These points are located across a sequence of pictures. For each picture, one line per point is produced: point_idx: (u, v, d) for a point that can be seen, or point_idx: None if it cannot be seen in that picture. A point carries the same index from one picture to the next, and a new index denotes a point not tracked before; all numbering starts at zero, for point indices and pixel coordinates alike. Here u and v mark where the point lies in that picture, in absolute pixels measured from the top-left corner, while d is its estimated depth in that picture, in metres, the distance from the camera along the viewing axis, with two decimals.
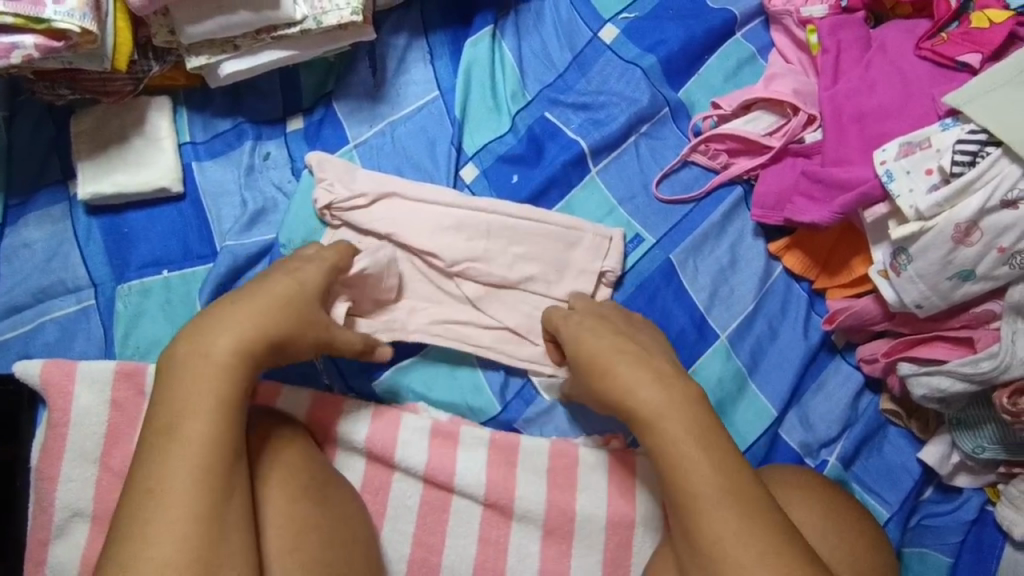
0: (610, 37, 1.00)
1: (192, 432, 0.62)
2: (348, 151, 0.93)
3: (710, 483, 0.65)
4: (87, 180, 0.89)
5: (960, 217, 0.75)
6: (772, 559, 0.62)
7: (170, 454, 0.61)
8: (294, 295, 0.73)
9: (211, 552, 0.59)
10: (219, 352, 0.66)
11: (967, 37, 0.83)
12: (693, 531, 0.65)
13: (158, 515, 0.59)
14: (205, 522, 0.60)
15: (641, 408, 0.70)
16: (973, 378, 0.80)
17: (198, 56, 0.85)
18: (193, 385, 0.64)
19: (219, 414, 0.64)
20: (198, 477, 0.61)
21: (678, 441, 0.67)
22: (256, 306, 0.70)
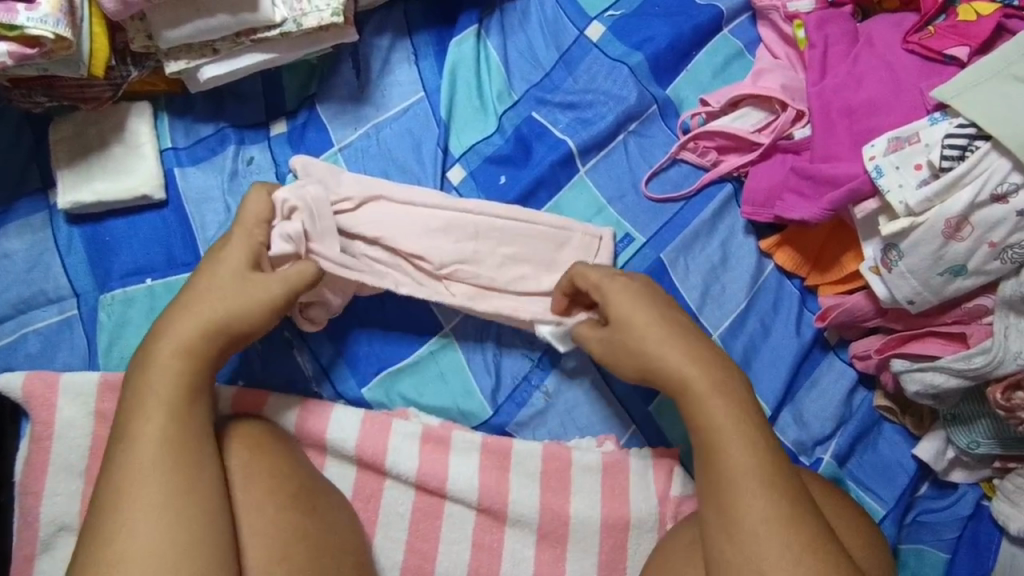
0: (597, 35, 0.99)
1: (144, 433, 0.66)
2: (333, 154, 0.92)
3: (756, 464, 0.66)
4: (67, 189, 0.87)
5: (950, 212, 0.74)
6: (816, 542, 0.63)
7: (129, 455, 0.66)
8: (219, 282, 0.73)
9: (169, 543, 0.63)
10: (164, 355, 0.69)
11: (953, 30, 0.82)
12: (732, 513, 0.65)
13: (118, 509, 0.64)
14: (162, 513, 0.64)
15: (695, 385, 0.70)
16: (966, 373, 0.80)
17: (176, 61, 0.84)
18: (145, 387, 0.68)
19: (169, 413, 0.67)
20: (155, 473, 0.65)
21: (728, 423, 0.68)
22: (200, 301, 0.71)
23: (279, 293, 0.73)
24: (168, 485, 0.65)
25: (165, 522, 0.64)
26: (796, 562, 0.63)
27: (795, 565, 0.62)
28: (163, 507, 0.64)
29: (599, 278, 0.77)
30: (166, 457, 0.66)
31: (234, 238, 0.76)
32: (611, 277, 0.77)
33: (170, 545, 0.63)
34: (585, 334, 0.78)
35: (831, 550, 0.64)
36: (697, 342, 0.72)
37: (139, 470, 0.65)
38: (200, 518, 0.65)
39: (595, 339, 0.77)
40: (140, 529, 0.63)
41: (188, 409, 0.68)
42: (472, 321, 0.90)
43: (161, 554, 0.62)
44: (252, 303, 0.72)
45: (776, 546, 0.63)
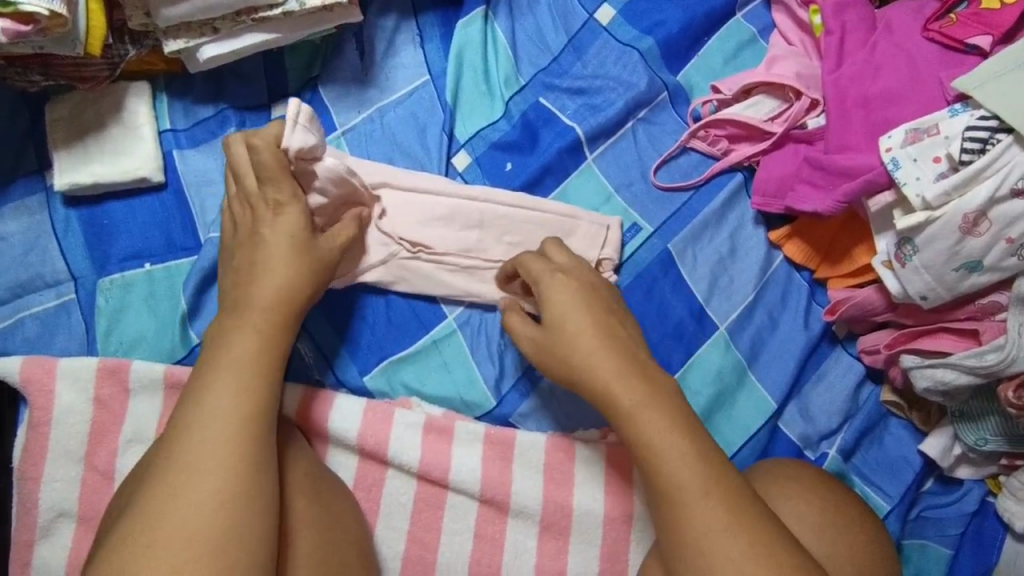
0: (607, 19, 0.97)
1: (232, 387, 0.65)
2: (335, 138, 0.90)
3: (688, 476, 0.64)
4: (64, 170, 0.86)
5: (969, 206, 0.73)
6: (760, 546, 0.62)
7: (211, 406, 0.65)
8: (278, 249, 0.74)
9: (239, 501, 0.62)
10: (254, 321, 0.70)
11: (976, 18, 0.80)
12: (674, 528, 0.64)
13: (192, 455, 0.62)
14: (237, 471, 0.62)
15: (619, 403, 0.68)
16: (977, 371, 0.79)
17: (175, 40, 0.82)
18: (233, 348, 0.68)
19: (257, 372, 0.67)
20: (232, 428, 0.64)
21: (659, 435, 0.66)
22: (273, 266, 0.73)
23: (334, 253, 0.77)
24: (247, 443, 0.64)
25: (238, 479, 0.62)
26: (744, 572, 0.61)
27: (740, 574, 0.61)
28: (240, 463, 0.63)
29: (541, 273, 0.76)
30: (248, 415, 0.65)
31: (285, 204, 0.75)
32: (552, 276, 0.75)
33: (238, 503, 0.61)
34: (513, 326, 0.77)
35: (778, 547, 0.62)
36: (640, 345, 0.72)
37: (221, 422, 0.64)
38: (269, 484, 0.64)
39: (528, 338, 0.75)
40: (214, 479, 0.61)
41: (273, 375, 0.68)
42: (476, 310, 0.89)
43: (229, 510, 0.61)
44: (317, 268, 0.75)
45: (722, 557, 0.62)
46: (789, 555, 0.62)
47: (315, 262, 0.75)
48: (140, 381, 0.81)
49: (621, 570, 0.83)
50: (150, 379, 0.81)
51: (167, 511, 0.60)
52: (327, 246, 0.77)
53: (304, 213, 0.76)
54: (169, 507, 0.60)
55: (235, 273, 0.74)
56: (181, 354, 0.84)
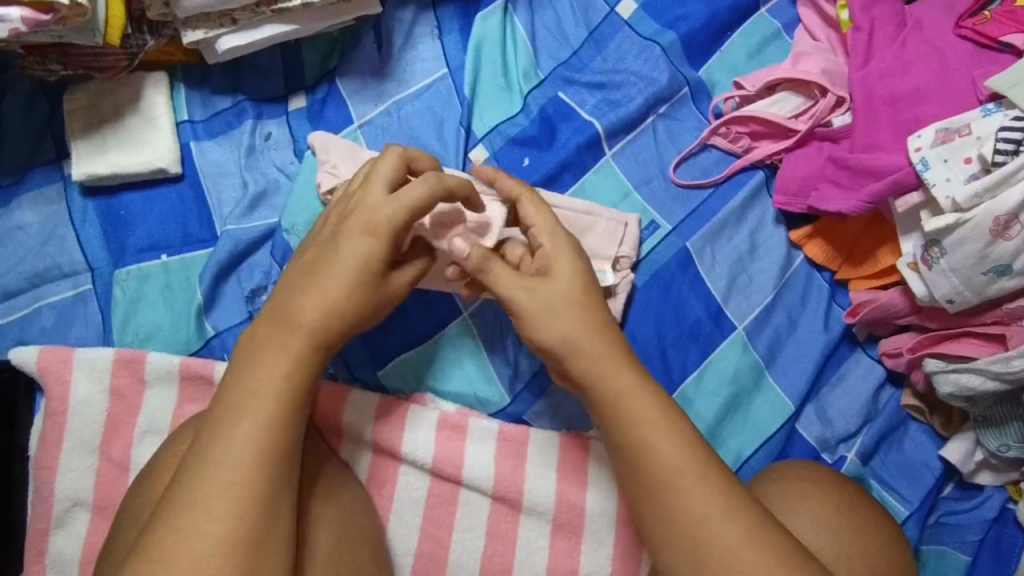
0: (628, 13, 0.95)
1: (255, 416, 0.62)
2: (352, 131, 0.89)
3: (680, 461, 0.64)
4: (82, 160, 0.85)
5: (1001, 209, 0.71)
6: (755, 531, 0.61)
7: (234, 436, 0.61)
8: (339, 278, 0.67)
9: (261, 542, 0.59)
10: (291, 346, 0.65)
11: (1010, 15, 0.78)
12: (671, 517, 0.63)
13: (211, 493, 0.59)
14: (261, 506, 0.60)
15: (605, 393, 0.67)
16: (1004, 376, 0.77)
17: (194, 30, 0.81)
18: (262, 373, 0.64)
19: (278, 401, 0.63)
20: (254, 459, 0.60)
21: (649, 427, 0.65)
22: (323, 294, 0.66)
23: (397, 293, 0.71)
24: (267, 479, 0.61)
25: (260, 518, 0.59)
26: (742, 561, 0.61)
27: (736, 561, 0.61)
28: (261, 501, 0.60)
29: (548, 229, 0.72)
30: (269, 447, 0.62)
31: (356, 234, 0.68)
32: (553, 235, 0.72)
33: (260, 545, 0.59)
34: (498, 274, 0.69)
35: (773, 527, 0.62)
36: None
37: (245, 452, 0.60)
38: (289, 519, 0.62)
39: (522, 290, 0.69)
40: (234, 518, 0.58)
41: (297, 403, 0.64)
42: (491, 305, 0.88)
43: (250, 551, 0.58)
44: (376, 308, 0.69)
45: (719, 546, 0.61)
46: (784, 539, 0.62)
47: (375, 303, 0.69)
48: (155, 373, 0.81)
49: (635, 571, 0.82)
50: (166, 371, 0.81)
51: (185, 553, 0.57)
52: (393, 284, 0.70)
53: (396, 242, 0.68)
54: (186, 540, 0.57)
55: (297, 282, 0.68)
56: (196, 346, 0.84)
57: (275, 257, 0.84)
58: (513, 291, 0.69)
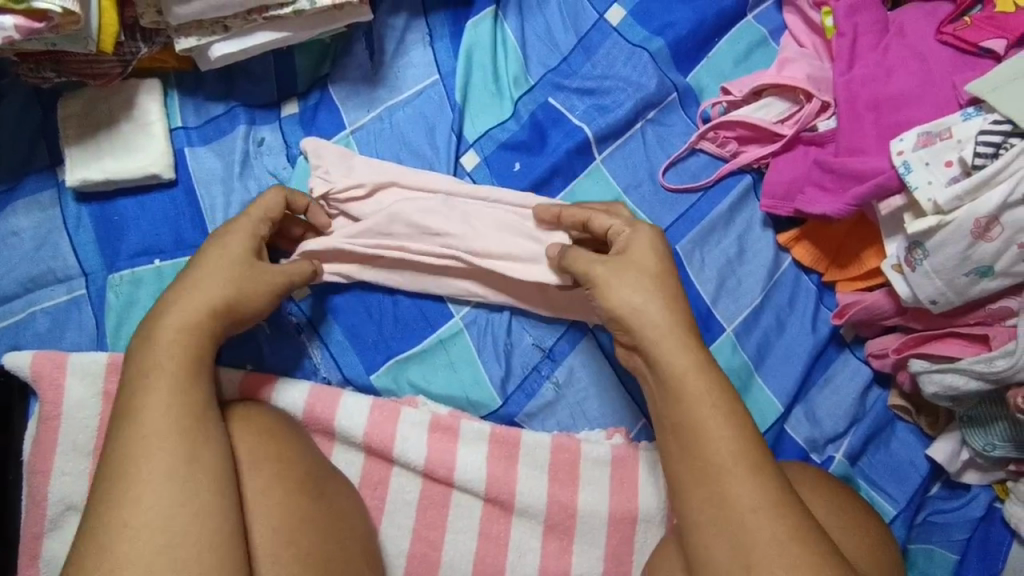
0: (617, 19, 0.96)
1: (148, 404, 0.64)
2: (345, 136, 0.90)
3: (738, 449, 0.65)
4: (76, 167, 0.86)
5: (981, 210, 0.72)
6: (800, 530, 0.62)
7: (133, 426, 0.63)
8: (212, 257, 0.73)
9: (178, 518, 0.60)
10: (169, 334, 0.68)
11: (990, 21, 0.79)
12: (721, 502, 0.63)
13: (123, 482, 0.61)
14: (173, 486, 0.61)
15: (671, 369, 0.68)
16: (987, 376, 0.78)
17: (187, 37, 0.82)
18: (146, 365, 0.66)
19: (176, 384, 0.66)
20: (158, 440, 0.63)
21: (710, 412, 0.66)
22: (195, 280, 0.71)
23: (281, 284, 0.76)
24: (174, 458, 0.63)
25: (172, 495, 0.61)
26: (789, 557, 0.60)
27: (782, 555, 0.61)
28: (169, 481, 0.61)
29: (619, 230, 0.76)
30: (173, 428, 0.64)
31: (235, 227, 0.76)
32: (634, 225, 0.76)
33: (177, 520, 0.60)
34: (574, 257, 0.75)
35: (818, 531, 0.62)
36: (659, 344, 0.69)
37: (146, 437, 0.63)
38: (206, 493, 0.62)
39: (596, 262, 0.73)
40: (146, 499, 0.60)
41: (190, 382, 0.67)
42: (483, 309, 0.89)
43: (170, 528, 0.60)
44: (259, 282, 0.74)
45: (766, 536, 0.61)
46: (825, 543, 0.62)
47: (253, 282, 0.73)
48: None
49: (626, 570, 0.83)
50: None
51: (106, 541, 0.59)
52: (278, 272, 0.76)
53: (257, 238, 0.76)
54: (113, 528, 0.59)
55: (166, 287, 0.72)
56: None
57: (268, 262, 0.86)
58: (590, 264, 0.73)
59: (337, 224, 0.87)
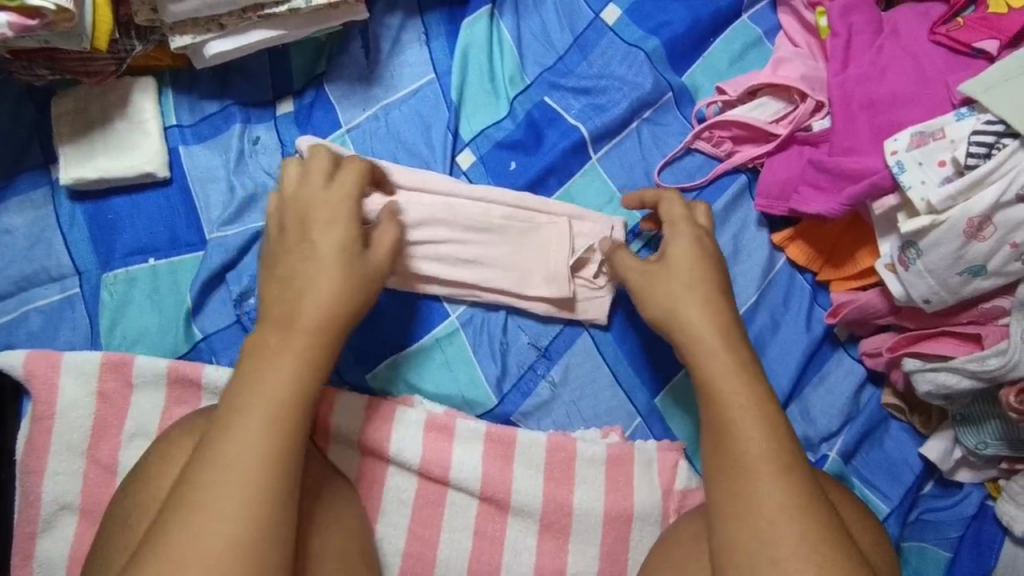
0: (612, 18, 0.97)
1: (265, 411, 0.61)
2: (340, 135, 0.90)
3: (772, 448, 0.63)
4: (69, 165, 0.86)
5: (974, 210, 0.73)
6: (830, 533, 0.60)
7: (244, 430, 0.60)
8: (328, 253, 0.68)
9: (251, 533, 0.57)
10: (297, 340, 0.64)
11: (983, 22, 0.80)
12: (747, 499, 0.62)
13: (210, 482, 0.58)
14: (256, 499, 0.58)
15: (708, 366, 0.68)
16: (980, 375, 0.78)
17: (181, 35, 0.82)
18: (266, 368, 0.63)
19: (282, 388, 0.62)
20: (263, 450, 0.59)
21: (740, 411, 0.65)
22: (317, 282, 0.67)
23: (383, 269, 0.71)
24: (260, 467, 0.59)
25: (251, 506, 0.58)
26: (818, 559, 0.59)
27: (811, 555, 0.59)
28: (249, 490, 0.58)
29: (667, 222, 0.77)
30: (267, 434, 0.60)
31: (333, 211, 0.70)
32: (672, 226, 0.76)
33: (247, 535, 0.57)
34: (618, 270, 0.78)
35: (845, 539, 0.60)
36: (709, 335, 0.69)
37: (254, 446, 0.59)
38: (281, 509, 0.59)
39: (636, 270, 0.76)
40: (222, 506, 0.57)
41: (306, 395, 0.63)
42: (479, 308, 0.89)
43: (240, 543, 0.56)
44: (371, 285, 0.70)
45: (795, 536, 0.59)
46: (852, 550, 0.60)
47: (363, 278, 0.69)
48: (143, 377, 0.82)
49: (621, 569, 0.83)
50: (153, 374, 0.82)
51: (193, 541, 0.56)
52: (377, 257, 0.71)
53: (356, 223, 0.70)
54: (199, 531, 0.56)
55: (278, 281, 0.68)
56: (185, 349, 0.85)
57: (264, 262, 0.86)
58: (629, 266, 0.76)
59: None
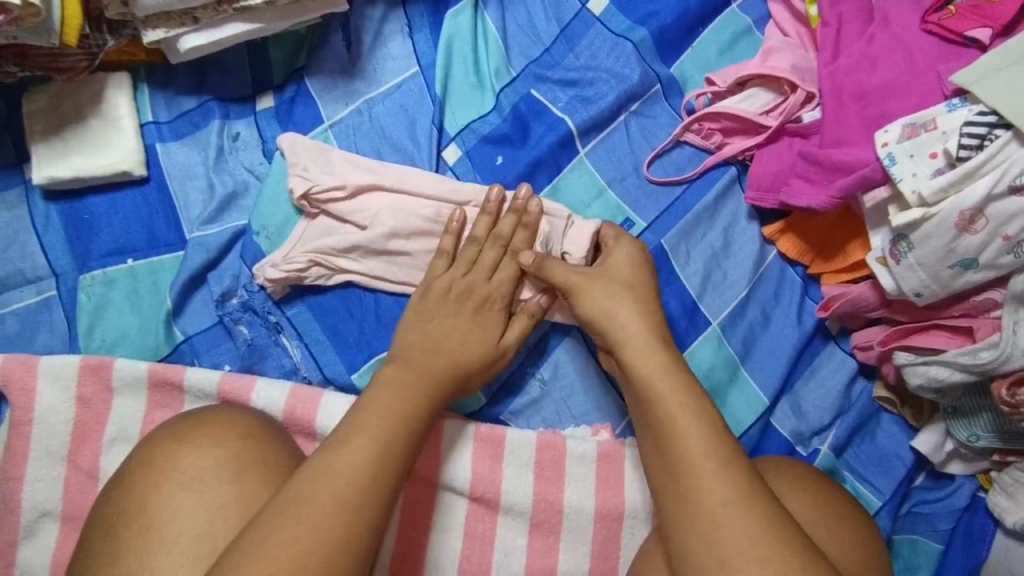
0: (599, 9, 0.95)
1: (375, 425, 0.66)
2: (323, 131, 0.88)
3: (712, 443, 0.64)
4: (42, 163, 0.83)
5: (966, 203, 0.72)
6: (775, 525, 0.60)
7: (358, 439, 0.64)
8: (459, 321, 0.77)
9: (348, 543, 0.59)
10: (408, 371, 0.72)
11: (975, 10, 0.79)
12: (692, 496, 0.63)
13: (320, 478, 0.61)
14: (360, 499, 0.61)
15: (638, 369, 0.70)
16: (971, 369, 0.78)
17: (155, 29, 0.80)
18: (390, 389, 0.69)
19: (398, 419, 0.67)
20: (369, 458, 0.63)
21: (678, 410, 0.66)
22: (457, 331, 0.77)
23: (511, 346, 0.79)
24: (359, 488, 0.62)
25: (342, 525, 0.60)
26: (762, 553, 0.59)
27: (756, 551, 0.59)
28: (344, 509, 0.60)
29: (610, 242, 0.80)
30: (372, 458, 0.63)
31: (498, 276, 0.80)
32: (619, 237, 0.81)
33: (334, 552, 0.58)
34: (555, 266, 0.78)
35: (791, 529, 0.61)
36: (643, 351, 0.71)
37: (368, 452, 0.63)
38: (371, 534, 0.61)
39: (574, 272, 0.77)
40: (314, 520, 0.59)
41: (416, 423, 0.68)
42: None
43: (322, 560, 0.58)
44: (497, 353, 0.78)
45: (738, 533, 0.60)
46: (801, 541, 0.60)
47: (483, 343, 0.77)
48: (123, 380, 0.80)
49: (612, 567, 0.82)
50: (132, 377, 0.80)
51: (298, 532, 0.58)
52: (508, 342, 0.79)
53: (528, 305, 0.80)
54: (306, 523, 0.59)
55: (435, 330, 0.76)
56: (165, 351, 0.83)
57: (245, 261, 0.84)
58: (566, 276, 0.77)
59: (317, 224, 0.84)
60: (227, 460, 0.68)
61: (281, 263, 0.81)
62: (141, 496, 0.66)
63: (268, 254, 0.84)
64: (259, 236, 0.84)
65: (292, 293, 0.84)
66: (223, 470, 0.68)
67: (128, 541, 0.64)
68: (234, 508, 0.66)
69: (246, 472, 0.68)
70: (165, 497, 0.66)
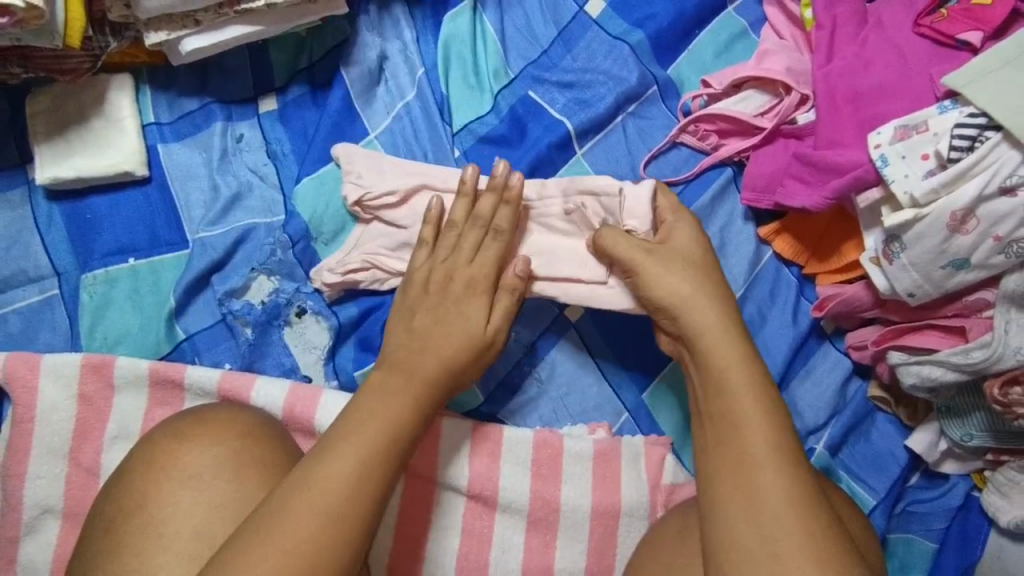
0: (597, 11, 0.96)
1: (370, 430, 0.66)
2: (369, 141, 0.90)
3: (778, 439, 0.64)
4: (45, 163, 0.84)
5: (957, 204, 0.72)
6: (831, 528, 0.61)
7: (352, 444, 0.65)
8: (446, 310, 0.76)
9: (339, 549, 0.60)
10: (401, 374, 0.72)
11: (967, 13, 0.79)
12: (751, 490, 0.63)
13: (318, 484, 0.62)
14: (355, 504, 0.62)
15: (712, 359, 0.69)
16: (964, 368, 0.79)
17: (157, 32, 0.81)
18: (384, 393, 0.70)
19: (390, 424, 0.67)
20: (364, 463, 0.64)
21: (751, 404, 0.66)
22: (446, 323, 0.76)
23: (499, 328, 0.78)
24: (352, 495, 0.63)
25: (336, 530, 0.61)
26: (817, 549, 0.59)
27: (812, 550, 0.59)
28: (337, 515, 0.61)
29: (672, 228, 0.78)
30: (365, 464, 0.64)
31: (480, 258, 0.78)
32: (677, 213, 0.79)
33: (318, 563, 0.59)
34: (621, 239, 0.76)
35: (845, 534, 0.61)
36: (721, 338, 0.70)
37: (363, 458, 0.64)
38: (356, 541, 0.61)
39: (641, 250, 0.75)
40: (294, 531, 0.59)
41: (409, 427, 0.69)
42: None
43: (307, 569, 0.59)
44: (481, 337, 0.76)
45: (795, 529, 0.60)
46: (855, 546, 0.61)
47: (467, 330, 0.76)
48: (124, 378, 0.81)
49: (609, 565, 0.83)
50: (133, 375, 0.81)
51: (293, 537, 0.59)
52: (497, 326, 0.78)
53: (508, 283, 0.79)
54: (303, 528, 0.60)
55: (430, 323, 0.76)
56: (166, 349, 0.84)
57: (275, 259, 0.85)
58: (633, 253, 0.75)
59: (372, 229, 0.86)
60: (228, 459, 0.69)
61: (338, 266, 0.83)
62: (141, 493, 0.67)
63: (323, 258, 0.86)
64: (315, 241, 0.86)
65: (346, 295, 0.86)
66: (223, 467, 0.69)
67: (129, 538, 0.65)
68: (232, 507, 0.67)
69: (245, 471, 0.69)
70: (165, 494, 0.67)
